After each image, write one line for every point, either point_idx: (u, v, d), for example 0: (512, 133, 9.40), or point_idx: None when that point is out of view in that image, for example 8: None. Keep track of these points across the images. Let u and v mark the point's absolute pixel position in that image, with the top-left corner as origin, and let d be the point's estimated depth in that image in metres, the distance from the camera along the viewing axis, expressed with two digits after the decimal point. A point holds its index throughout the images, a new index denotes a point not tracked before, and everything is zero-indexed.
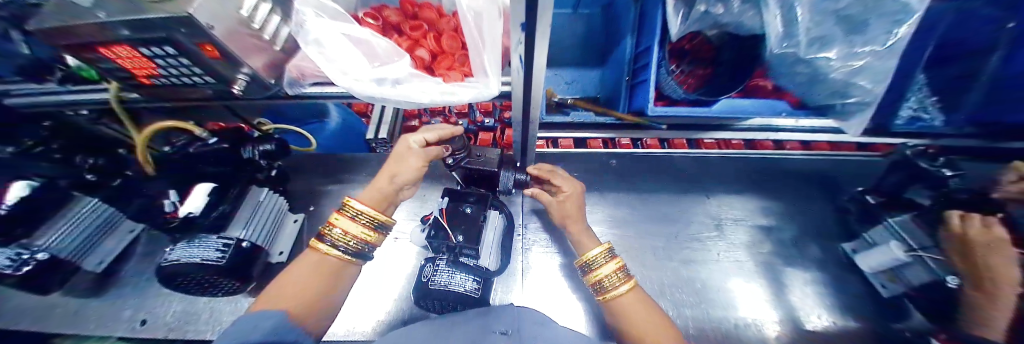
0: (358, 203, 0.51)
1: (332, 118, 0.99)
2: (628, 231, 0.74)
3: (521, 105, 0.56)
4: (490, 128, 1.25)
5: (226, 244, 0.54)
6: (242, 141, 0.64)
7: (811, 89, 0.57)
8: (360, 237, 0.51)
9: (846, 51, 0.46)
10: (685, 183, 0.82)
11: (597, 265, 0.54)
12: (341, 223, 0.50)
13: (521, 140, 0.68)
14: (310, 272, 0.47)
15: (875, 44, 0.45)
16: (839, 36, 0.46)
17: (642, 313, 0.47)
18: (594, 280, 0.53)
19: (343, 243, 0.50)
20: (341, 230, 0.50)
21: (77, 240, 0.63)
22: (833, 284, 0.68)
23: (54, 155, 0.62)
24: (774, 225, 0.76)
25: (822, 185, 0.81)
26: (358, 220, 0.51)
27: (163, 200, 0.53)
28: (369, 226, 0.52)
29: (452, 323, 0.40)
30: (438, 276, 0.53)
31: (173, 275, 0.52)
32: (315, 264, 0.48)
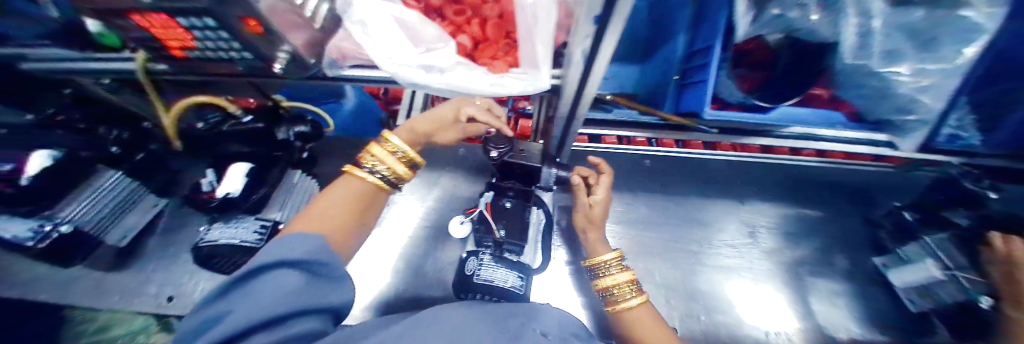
0: (398, 138, 0.49)
1: (348, 99, 0.94)
2: (643, 230, 0.75)
3: (570, 103, 0.57)
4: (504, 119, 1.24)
5: (263, 226, 0.54)
6: (276, 120, 0.62)
7: (868, 103, 0.56)
8: (397, 172, 0.49)
9: (916, 66, 0.46)
10: (712, 188, 0.82)
11: (611, 272, 0.54)
12: (378, 153, 0.48)
13: (561, 135, 0.68)
14: (353, 197, 0.45)
15: (944, 62, 0.44)
16: (908, 51, 0.45)
17: (651, 328, 0.45)
18: (605, 286, 0.53)
19: (380, 170, 0.47)
20: (376, 158, 0.47)
21: (100, 214, 0.61)
22: (861, 298, 0.69)
23: (77, 125, 0.64)
24: (805, 235, 0.76)
25: (853, 198, 0.81)
26: (394, 154, 0.48)
27: (201, 178, 0.53)
28: (404, 163, 0.49)
29: (484, 312, 0.32)
30: (484, 272, 0.51)
31: (210, 254, 0.52)
32: (349, 188, 0.45)
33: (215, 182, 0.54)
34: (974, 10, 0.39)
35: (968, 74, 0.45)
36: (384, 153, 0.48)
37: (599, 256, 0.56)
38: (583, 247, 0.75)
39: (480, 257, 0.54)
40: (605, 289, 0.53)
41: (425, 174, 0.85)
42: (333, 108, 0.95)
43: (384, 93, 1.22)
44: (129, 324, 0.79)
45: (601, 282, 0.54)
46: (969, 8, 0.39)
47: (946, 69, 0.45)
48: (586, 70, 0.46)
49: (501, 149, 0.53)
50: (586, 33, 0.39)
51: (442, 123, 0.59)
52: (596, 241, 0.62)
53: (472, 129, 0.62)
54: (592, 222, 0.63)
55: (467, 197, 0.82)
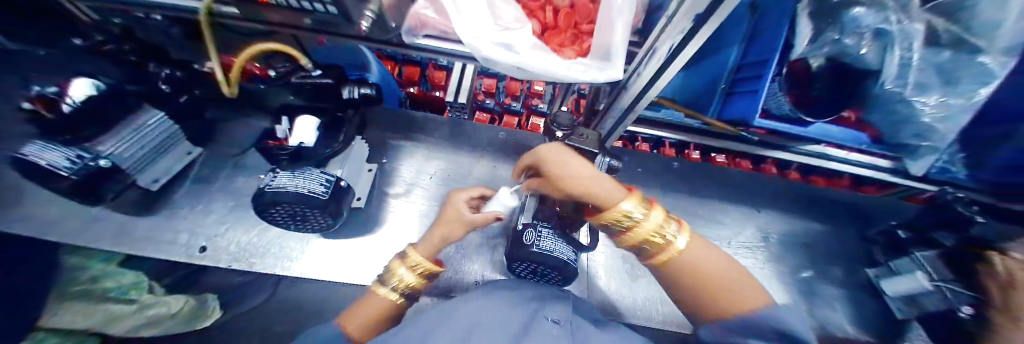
0: (415, 254, 0.53)
1: (374, 72, 0.86)
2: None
3: (633, 97, 0.59)
4: (516, 112, 1.25)
5: (328, 180, 0.54)
6: (344, 80, 0.63)
7: (891, 129, 0.63)
8: (413, 284, 0.52)
9: (940, 99, 0.53)
10: (730, 195, 0.89)
11: (636, 219, 0.44)
12: (398, 269, 0.52)
13: (611, 127, 0.73)
14: (371, 312, 0.48)
15: (962, 97, 0.52)
16: (936, 85, 0.53)
17: (714, 260, 0.40)
18: (642, 235, 0.43)
19: (400, 286, 0.51)
20: (394, 275, 0.52)
21: (138, 153, 0.58)
22: (856, 304, 0.77)
23: (128, 57, 0.65)
24: (808, 244, 0.84)
25: (852, 216, 0.90)
26: (413, 270, 0.52)
27: (277, 125, 0.56)
28: (418, 275, 0.53)
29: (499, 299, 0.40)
30: (544, 242, 0.53)
31: (268, 203, 0.49)
32: (374, 306, 0.49)
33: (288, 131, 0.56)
34: (990, 57, 0.48)
35: (977, 110, 0.52)
36: (403, 269, 0.52)
37: (618, 206, 0.44)
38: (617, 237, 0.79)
39: (539, 229, 0.55)
40: (636, 244, 0.45)
41: (456, 152, 0.86)
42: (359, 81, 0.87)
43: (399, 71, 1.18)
44: (124, 277, 0.70)
45: (628, 232, 0.45)
46: (986, 55, 0.48)
47: (963, 104, 0.52)
48: (662, 67, 0.49)
49: (565, 130, 0.58)
50: (681, 31, 0.42)
51: (452, 223, 0.57)
52: (601, 193, 0.46)
53: (484, 219, 0.58)
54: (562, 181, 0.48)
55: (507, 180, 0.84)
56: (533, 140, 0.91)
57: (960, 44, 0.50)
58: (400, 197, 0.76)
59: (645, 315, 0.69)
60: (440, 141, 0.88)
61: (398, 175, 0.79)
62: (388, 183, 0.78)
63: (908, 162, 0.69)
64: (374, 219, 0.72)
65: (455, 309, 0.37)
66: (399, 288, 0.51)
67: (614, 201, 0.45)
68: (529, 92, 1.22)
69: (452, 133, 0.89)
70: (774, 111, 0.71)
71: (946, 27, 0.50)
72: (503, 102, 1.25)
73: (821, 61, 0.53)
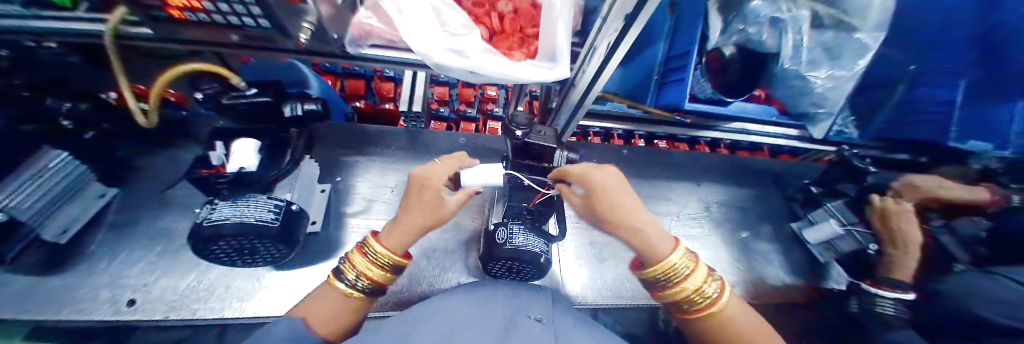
0: (378, 243, 0.44)
1: (313, 88, 0.78)
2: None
3: (581, 92, 0.64)
4: (472, 118, 1.26)
5: (276, 205, 0.51)
6: (284, 97, 0.59)
7: (795, 102, 0.75)
8: (374, 278, 0.43)
9: (829, 73, 0.66)
10: (677, 173, 0.99)
11: (685, 273, 0.46)
12: (359, 260, 0.43)
13: (565, 123, 0.77)
14: (330, 316, 0.38)
15: (845, 69, 0.65)
16: (822, 61, 0.65)
17: (748, 319, 0.44)
18: (686, 294, 0.46)
19: (358, 279, 0.42)
20: (355, 266, 0.43)
21: (37, 204, 0.49)
22: (784, 254, 0.89)
23: (22, 94, 0.57)
24: (743, 207, 0.97)
25: (775, 179, 1.04)
26: (377, 263, 0.43)
27: (211, 152, 0.50)
28: (383, 267, 0.44)
29: (476, 300, 0.37)
30: (515, 239, 0.53)
31: (208, 238, 0.44)
32: (331, 301, 0.40)
33: (225, 157, 0.52)
34: (863, 33, 0.61)
35: (855, 81, 0.65)
36: (366, 262, 0.43)
37: (669, 258, 0.46)
38: (581, 225, 0.84)
39: (509, 226, 0.56)
40: (681, 300, 0.47)
41: (416, 161, 0.85)
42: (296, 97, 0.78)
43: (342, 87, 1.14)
44: None
45: (675, 287, 0.46)
46: (859, 33, 0.62)
47: (847, 75, 0.65)
48: (604, 63, 0.54)
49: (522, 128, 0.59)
50: (616, 29, 0.46)
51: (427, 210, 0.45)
52: (652, 240, 0.47)
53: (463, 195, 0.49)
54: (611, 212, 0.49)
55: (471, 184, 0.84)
56: (493, 142, 0.93)
57: (840, 25, 0.63)
58: (359, 215, 0.73)
59: (614, 294, 0.74)
60: (398, 152, 0.86)
61: (355, 193, 0.76)
62: (345, 202, 0.74)
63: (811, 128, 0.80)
64: (332, 241, 0.68)
65: (430, 310, 0.32)
66: (361, 283, 0.42)
67: (664, 252, 0.47)
68: (483, 98, 1.27)
69: (411, 142, 0.88)
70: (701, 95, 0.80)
71: (827, 12, 0.62)
72: (457, 108, 1.27)
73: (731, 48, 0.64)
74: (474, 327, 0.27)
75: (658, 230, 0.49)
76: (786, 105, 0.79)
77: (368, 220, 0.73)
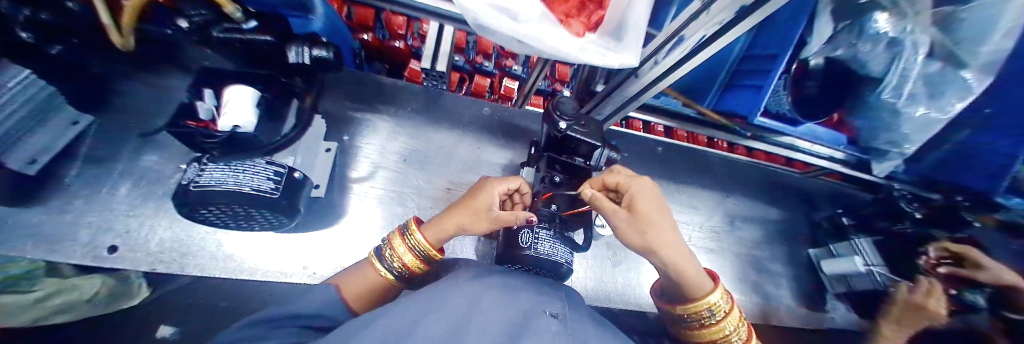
0: (418, 232, 0.46)
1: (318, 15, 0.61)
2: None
3: (642, 84, 0.54)
4: (489, 73, 1.12)
5: (276, 172, 0.43)
6: (289, 37, 0.49)
7: (873, 133, 0.66)
8: (407, 265, 0.45)
9: (925, 112, 0.55)
10: (708, 181, 0.93)
11: (721, 317, 0.43)
12: (399, 245, 0.46)
13: (609, 113, 0.70)
14: (365, 289, 0.41)
15: (938, 110, 0.54)
16: (924, 98, 0.54)
17: None
18: (717, 335, 0.43)
19: (393, 262, 0.44)
20: (393, 250, 0.45)
21: (6, 123, 0.41)
22: (795, 279, 0.88)
23: None
24: (765, 226, 0.93)
25: (804, 200, 0.99)
26: (413, 250, 0.45)
27: (197, 103, 0.42)
28: (417, 256, 0.45)
29: (504, 286, 0.36)
30: (540, 245, 0.49)
31: (196, 203, 0.39)
32: (368, 280, 0.42)
33: (213, 109, 0.43)
34: (973, 72, 0.49)
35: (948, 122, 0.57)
36: (403, 248, 0.45)
37: (709, 298, 0.42)
38: None
39: (536, 229, 0.51)
40: (710, 341, 0.44)
41: (433, 129, 0.76)
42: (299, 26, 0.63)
43: (347, 11, 0.92)
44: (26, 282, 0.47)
45: (710, 328, 0.44)
46: (968, 72, 0.50)
47: (942, 117, 0.55)
48: (686, 56, 0.43)
49: (570, 120, 0.50)
50: (718, 22, 0.35)
51: (474, 211, 0.45)
52: (694, 277, 0.42)
53: None
54: (643, 233, 0.40)
55: (491, 163, 0.77)
56: (520, 118, 0.83)
57: (951, 57, 0.50)
58: (364, 182, 0.67)
59: (624, 298, 0.72)
60: (412, 114, 0.76)
61: (362, 157, 0.69)
62: (351, 165, 0.67)
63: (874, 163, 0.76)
64: (337, 209, 0.63)
65: (437, 296, 0.30)
66: (398, 269, 0.45)
67: (705, 289, 0.43)
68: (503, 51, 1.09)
69: (428, 104, 0.78)
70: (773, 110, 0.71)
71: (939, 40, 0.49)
72: (474, 60, 1.10)
73: (820, 60, 0.54)
74: (480, 321, 0.26)
75: (695, 265, 0.43)
76: (858, 133, 0.70)
77: (375, 189, 0.67)
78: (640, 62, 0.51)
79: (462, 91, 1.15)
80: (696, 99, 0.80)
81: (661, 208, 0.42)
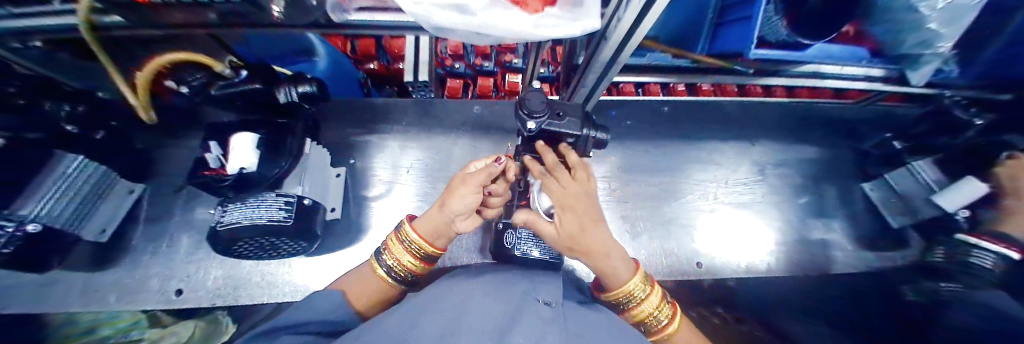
0: (413, 233, 0.46)
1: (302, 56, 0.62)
2: (632, 175, 0.79)
3: (612, 50, 0.49)
4: (489, 73, 1.11)
5: (287, 202, 0.48)
6: (272, 82, 0.53)
7: (897, 37, 0.58)
8: (406, 266, 0.47)
9: (948, 3, 0.47)
10: (730, 132, 0.85)
11: (638, 300, 0.46)
12: (397, 252, 0.47)
13: (591, 86, 0.64)
14: (367, 295, 0.45)
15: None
16: None
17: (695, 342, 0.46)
18: (640, 318, 0.47)
19: (389, 264, 0.47)
20: (393, 255, 0.47)
21: (71, 207, 0.49)
22: (847, 219, 0.79)
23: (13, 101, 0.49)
24: (801, 167, 0.84)
25: (850, 132, 0.87)
26: (413, 254, 0.46)
27: (207, 154, 0.48)
28: (416, 257, 0.47)
29: (495, 283, 0.36)
30: (522, 246, 0.54)
31: (229, 241, 0.44)
32: (374, 285, 0.46)
33: (222, 157, 0.49)
34: None
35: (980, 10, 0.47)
36: (401, 249, 0.47)
37: (624, 287, 0.45)
38: (619, 201, 0.76)
39: (516, 231, 0.56)
40: (641, 322, 0.47)
41: (433, 139, 0.79)
42: (305, 69, 0.72)
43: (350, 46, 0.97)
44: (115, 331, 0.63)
45: (633, 311, 0.47)
46: None
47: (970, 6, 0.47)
48: (645, 3, 0.38)
49: (540, 118, 0.43)
50: None
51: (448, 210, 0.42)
52: (611, 269, 0.44)
53: None
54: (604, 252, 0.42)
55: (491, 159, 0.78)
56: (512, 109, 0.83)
57: None
58: (378, 199, 0.71)
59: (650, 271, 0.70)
60: (410, 129, 0.79)
61: (372, 176, 0.73)
62: (363, 186, 0.72)
63: (909, 72, 0.67)
64: (356, 228, 0.68)
65: (437, 298, 0.30)
66: (400, 271, 0.47)
67: (620, 280, 0.45)
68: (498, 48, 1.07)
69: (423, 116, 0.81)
70: (772, 39, 0.61)
71: None
72: (473, 63, 1.09)
73: None
74: (474, 320, 0.25)
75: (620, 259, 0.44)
76: (884, 43, 0.61)
77: (389, 204, 0.71)
78: (604, 23, 0.46)
79: (467, 96, 1.16)
80: (687, 47, 0.68)
81: (585, 216, 0.40)
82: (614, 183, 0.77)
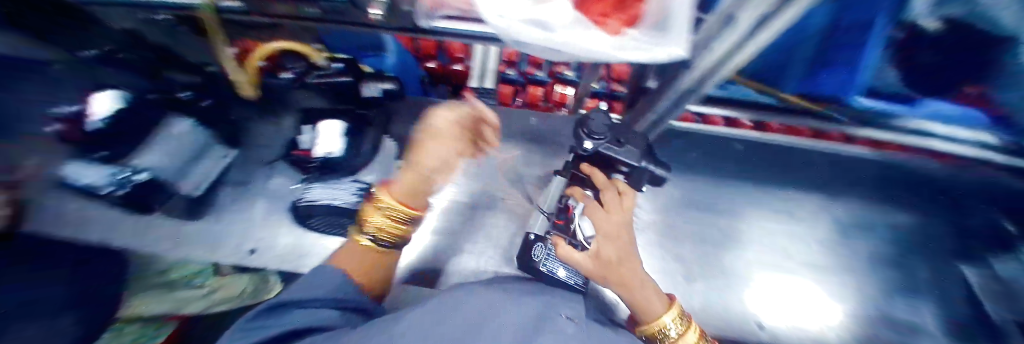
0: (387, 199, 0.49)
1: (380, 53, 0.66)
2: (686, 211, 0.75)
3: (693, 79, 0.47)
4: (541, 83, 1.11)
5: (357, 188, 0.55)
6: (362, 76, 0.60)
7: None
8: (396, 232, 0.51)
9: None
10: (805, 183, 0.78)
11: (673, 336, 0.43)
12: (373, 217, 0.49)
13: (662, 112, 0.61)
14: (360, 264, 0.48)
15: None
16: None
17: None
18: None
19: (377, 234, 0.49)
20: (371, 224, 0.49)
21: (176, 164, 0.57)
22: (938, 301, 0.68)
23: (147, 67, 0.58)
24: (884, 233, 0.75)
25: (950, 201, 0.76)
26: (388, 218, 0.49)
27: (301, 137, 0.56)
28: (399, 222, 0.51)
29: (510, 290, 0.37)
30: (550, 263, 0.55)
31: (311, 212, 0.55)
32: (361, 254, 0.49)
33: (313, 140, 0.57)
34: None
35: None
36: (382, 219, 0.49)
37: (659, 321, 0.43)
38: (670, 237, 0.72)
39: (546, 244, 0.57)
40: None
41: None
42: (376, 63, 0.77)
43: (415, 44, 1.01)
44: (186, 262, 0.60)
45: None
46: None
47: None
48: (749, 37, 0.34)
49: (600, 139, 0.46)
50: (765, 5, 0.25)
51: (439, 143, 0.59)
52: (644, 300, 0.45)
53: None
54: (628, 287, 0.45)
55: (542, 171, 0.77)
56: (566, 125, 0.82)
57: None
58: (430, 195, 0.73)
59: (698, 317, 0.65)
60: None
61: None
62: None
63: None
64: None
65: (453, 302, 0.31)
66: (377, 238, 0.49)
67: (654, 312, 0.44)
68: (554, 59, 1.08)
69: None
70: (882, 88, 0.59)
71: None
72: (526, 71, 1.10)
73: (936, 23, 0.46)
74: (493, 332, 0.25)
75: (647, 285, 0.46)
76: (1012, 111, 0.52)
77: (439, 201, 0.73)
78: (691, 52, 0.44)
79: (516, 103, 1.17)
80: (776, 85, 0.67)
81: (621, 246, 0.48)
82: (666, 216, 0.74)
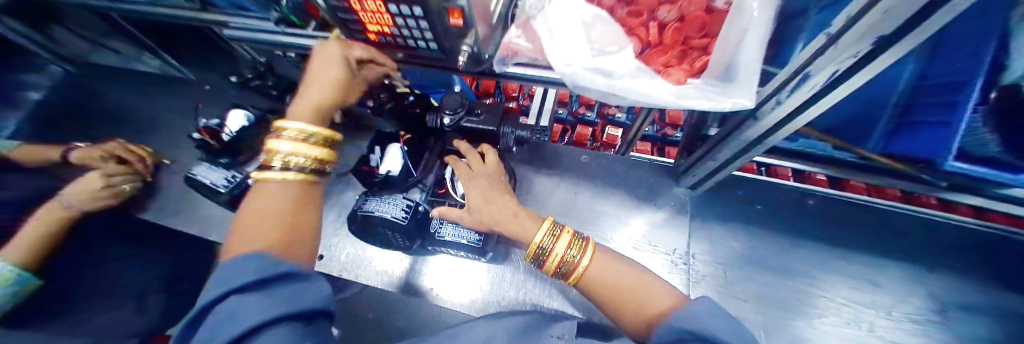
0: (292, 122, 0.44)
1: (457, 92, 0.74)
2: (749, 267, 0.70)
3: (762, 128, 0.48)
4: (591, 122, 1.19)
5: (408, 205, 0.56)
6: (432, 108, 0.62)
7: None
8: (317, 157, 0.44)
9: None
10: (892, 250, 0.70)
11: (549, 246, 0.46)
12: (285, 147, 0.42)
13: (722, 161, 0.62)
14: (272, 211, 0.39)
15: None
16: None
17: (626, 271, 0.45)
18: (552, 267, 0.47)
19: (295, 162, 0.42)
20: (283, 153, 0.42)
21: None
22: None
23: None
24: (1001, 321, 0.63)
25: None
26: (304, 140, 0.43)
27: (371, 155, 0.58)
28: (320, 144, 0.45)
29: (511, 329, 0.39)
30: (443, 229, 0.60)
31: (364, 221, 0.56)
32: (268, 201, 0.40)
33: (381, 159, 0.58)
34: None
35: None
36: (292, 143, 0.43)
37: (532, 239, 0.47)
38: (729, 292, 0.67)
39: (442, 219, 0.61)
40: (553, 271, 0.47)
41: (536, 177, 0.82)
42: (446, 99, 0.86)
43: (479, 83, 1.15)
44: None
45: (546, 265, 0.47)
46: None
47: None
48: (817, 93, 0.36)
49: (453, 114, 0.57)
50: (854, 54, 0.28)
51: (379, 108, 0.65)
52: (511, 225, 0.50)
53: None
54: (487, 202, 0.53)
55: (592, 207, 0.77)
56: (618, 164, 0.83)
57: None
58: None
59: None
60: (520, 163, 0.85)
61: None
62: None
63: None
64: None
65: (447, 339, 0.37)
66: (304, 167, 0.43)
67: (529, 235, 0.49)
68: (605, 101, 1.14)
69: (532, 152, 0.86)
70: (975, 152, 0.57)
71: None
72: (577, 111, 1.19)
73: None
74: None
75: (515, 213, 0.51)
76: None
77: None
78: (757, 104, 0.45)
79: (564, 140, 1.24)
80: (856, 142, 0.66)
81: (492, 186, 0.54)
82: (725, 270, 0.69)
